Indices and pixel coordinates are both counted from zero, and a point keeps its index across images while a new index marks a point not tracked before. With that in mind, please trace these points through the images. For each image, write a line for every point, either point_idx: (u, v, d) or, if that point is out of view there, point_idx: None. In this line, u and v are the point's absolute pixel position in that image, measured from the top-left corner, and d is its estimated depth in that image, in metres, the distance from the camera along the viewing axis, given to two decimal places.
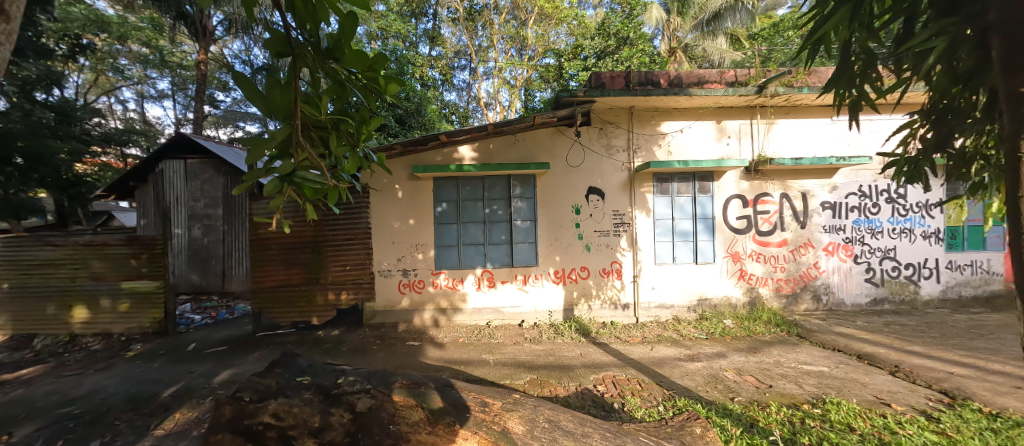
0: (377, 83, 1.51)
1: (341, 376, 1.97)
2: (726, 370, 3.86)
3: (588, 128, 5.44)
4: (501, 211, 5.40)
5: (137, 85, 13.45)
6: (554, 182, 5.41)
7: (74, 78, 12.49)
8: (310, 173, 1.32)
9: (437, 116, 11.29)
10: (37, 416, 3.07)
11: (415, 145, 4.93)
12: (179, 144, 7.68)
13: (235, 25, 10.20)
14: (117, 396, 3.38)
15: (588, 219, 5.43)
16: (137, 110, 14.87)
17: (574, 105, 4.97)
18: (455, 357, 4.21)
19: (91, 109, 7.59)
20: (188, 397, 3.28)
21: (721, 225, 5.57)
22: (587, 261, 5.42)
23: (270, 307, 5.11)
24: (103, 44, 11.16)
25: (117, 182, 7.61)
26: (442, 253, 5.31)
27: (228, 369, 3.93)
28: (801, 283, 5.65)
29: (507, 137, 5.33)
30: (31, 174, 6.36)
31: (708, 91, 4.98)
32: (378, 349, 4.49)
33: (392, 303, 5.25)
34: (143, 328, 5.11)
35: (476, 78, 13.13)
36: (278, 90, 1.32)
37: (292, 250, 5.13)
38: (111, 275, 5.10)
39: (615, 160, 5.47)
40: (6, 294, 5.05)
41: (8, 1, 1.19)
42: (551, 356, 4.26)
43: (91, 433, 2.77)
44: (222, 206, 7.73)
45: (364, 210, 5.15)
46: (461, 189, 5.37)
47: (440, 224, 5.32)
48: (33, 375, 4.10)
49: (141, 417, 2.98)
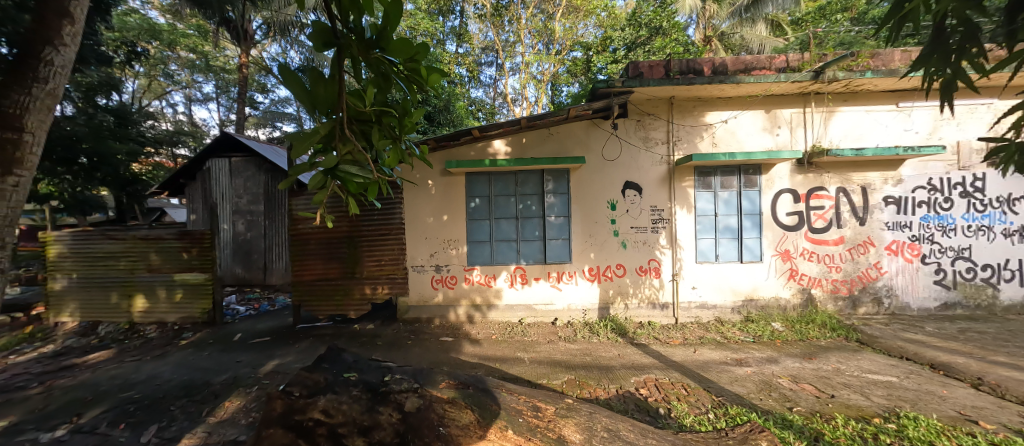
0: (418, 75, 1.45)
1: (388, 374, 1.97)
2: (779, 377, 3.59)
3: (624, 120, 5.21)
4: (535, 207, 5.29)
5: (185, 89, 14.32)
6: (589, 177, 5.23)
7: (131, 85, 13.46)
8: (353, 169, 1.35)
9: (465, 113, 11.33)
10: (102, 399, 3.26)
11: (448, 140, 4.91)
12: (223, 143, 8.03)
13: (274, 28, 10.62)
14: (173, 382, 3.56)
15: (625, 215, 5.22)
16: (185, 113, 15.84)
17: (611, 96, 4.79)
18: (490, 354, 4.15)
19: (146, 112, 8.07)
20: (237, 386, 3.39)
21: (770, 222, 5.21)
22: (622, 258, 5.23)
23: (309, 300, 5.26)
24: (156, 52, 11.94)
25: (169, 180, 8.10)
26: (475, 249, 5.27)
27: (272, 359, 4.05)
28: (860, 284, 5.21)
29: (541, 130, 5.20)
30: (94, 174, 6.95)
31: (758, 78, 4.63)
32: (413, 344, 4.50)
33: (425, 298, 5.27)
34: (194, 318, 5.39)
35: (502, 74, 13.03)
36: (321, 84, 1.29)
37: (329, 244, 5.23)
38: (166, 267, 5.40)
39: (653, 153, 5.23)
40: (76, 284, 5.46)
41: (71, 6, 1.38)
42: (588, 356, 4.13)
43: (150, 418, 2.91)
44: (263, 202, 8.07)
45: (398, 205, 5.19)
46: (493, 184, 5.29)
47: (473, 220, 5.27)
48: (99, 360, 4.39)
49: (194, 404, 3.11)
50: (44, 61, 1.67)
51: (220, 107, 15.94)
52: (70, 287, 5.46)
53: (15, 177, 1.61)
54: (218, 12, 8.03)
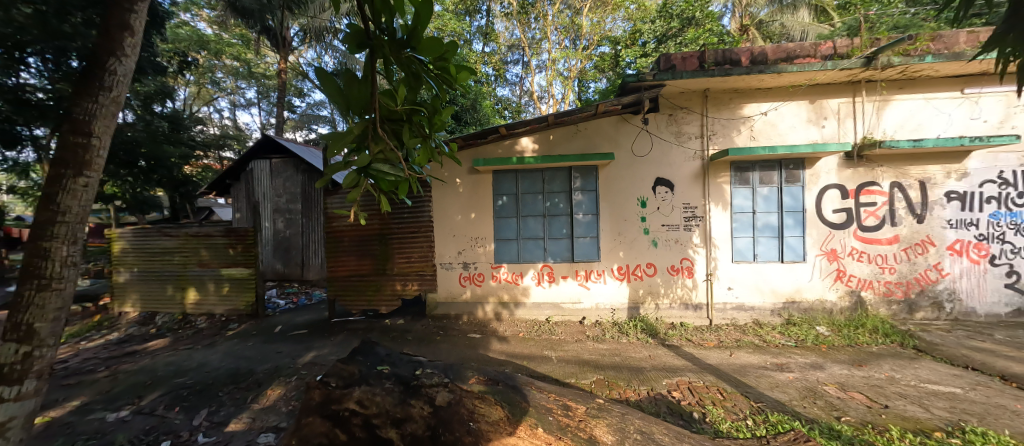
0: (447, 73, 1.48)
1: (419, 369, 2.01)
2: (825, 384, 3.37)
3: (655, 114, 5.05)
4: (562, 205, 5.24)
5: (230, 96, 15.26)
6: (618, 174, 5.12)
7: (183, 93, 14.51)
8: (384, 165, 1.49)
9: (491, 112, 11.42)
10: (160, 384, 3.54)
11: (475, 138, 4.95)
12: (265, 145, 8.48)
13: (310, 34, 11.11)
14: (221, 370, 3.80)
15: (656, 213, 5.07)
16: (231, 118, 16.90)
17: (641, 90, 4.65)
18: (518, 352, 4.15)
19: (196, 118, 8.67)
20: (278, 375, 3.58)
21: (814, 220, 4.89)
22: (653, 257, 5.07)
23: (343, 296, 5.47)
24: (204, 61, 12.80)
25: (217, 180, 8.66)
26: (502, 247, 5.29)
27: (309, 351, 4.25)
28: (917, 287, 4.80)
29: (569, 127, 5.13)
30: (152, 175, 7.54)
31: (802, 67, 4.35)
32: (442, 340, 4.58)
33: (453, 295, 5.34)
34: (239, 310, 5.74)
35: (529, 72, 12.98)
36: (354, 86, 1.43)
37: (362, 242, 5.42)
38: (214, 263, 5.77)
39: (686, 148, 5.03)
40: (137, 278, 5.96)
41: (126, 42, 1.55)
42: (616, 356, 4.04)
43: (202, 403, 3.12)
44: (300, 201, 8.47)
45: (427, 203, 5.28)
46: (520, 182, 5.28)
47: (500, 218, 5.29)
48: (157, 347, 4.77)
49: (239, 391, 3.30)
50: (109, 71, 1.82)
51: (261, 111, 16.88)
52: (132, 280, 5.97)
53: (84, 178, 1.77)
54: (259, 21, 8.47)
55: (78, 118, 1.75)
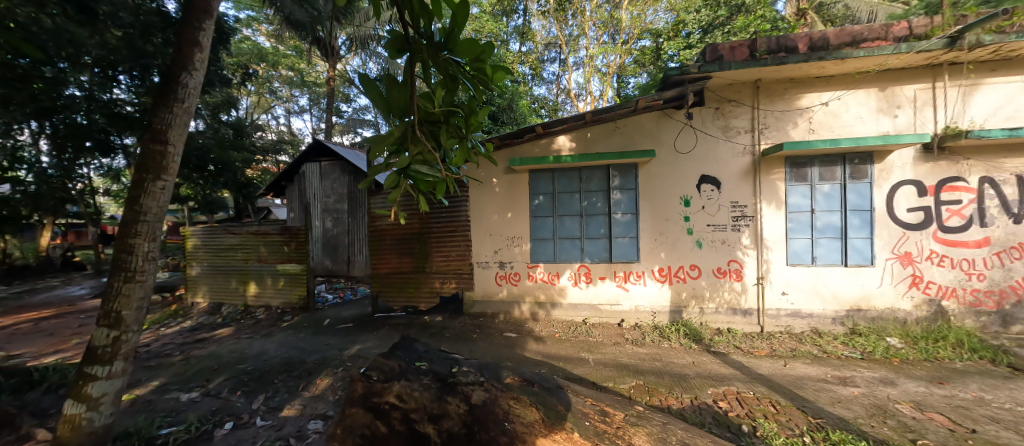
0: (483, 72, 1.60)
1: (455, 366, 2.04)
2: (897, 402, 3.01)
3: (700, 108, 4.77)
4: (599, 204, 5.11)
5: (285, 103, 16.47)
6: (659, 172, 4.90)
7: (245, 103, 15.87)
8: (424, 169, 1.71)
9: (527, 111, 11.44)
10: (225, 369, 3.89)
11: (512, 138, 4.97)
12: (315, 149, 9.05)
13: (356, 43, 11.72)
14: (276, 359, 4.11)
15: (700, 212, 4.80)
16: (286, 125, 18.23)
17: (685, 83, 4.42)
18: (553, 352, 4.10)
19: (256, 125, 9.47)
20: (326, 365, 3.81)
21: (886, 220, 4.39)
22: (697, 258, 4.81)
23: (385, 292, 5.72)
24: (263, 72, 13.92)
25: (273, 183, 9.38)
26: (538, 247, 5.26)
27: (354, 344, 4.48)
28: (1014, 297, 4.17)
29: (607, 124, 4.99)
30: (219, 178, 8.17)
31: (870, 51, 3.90)
32: (478, 338, 4.63)
33: (490, 293, 5.40)
34: (292, 303, 6.17)
35: (566, 69, 12.82)
36: (397, 92, 1.60)
37: (402, 240, 5.62)
38: (271, 259, 6.25)
39: (734, 144, 4.71)
40: (207, 271, 6.60)
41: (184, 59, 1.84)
42: (657, 362, 3.87)
43: (260, 388, 3.39)
44: (346, 201, 8.95)
45: (464, 203, 5.37)
46: (557, 181, 5.22)
47: (536, 217, 5.26)
48: (223, 335, 5.25)
49: (292, 379, 3.55)
50: (182, 84, 2.20)
51: (312, 118, 18.07)
52: (203, 273, 6.62)
53: (161, 179, 2.18)
54: (310, 33, 9.05)
55: (158, 129, 2.15)
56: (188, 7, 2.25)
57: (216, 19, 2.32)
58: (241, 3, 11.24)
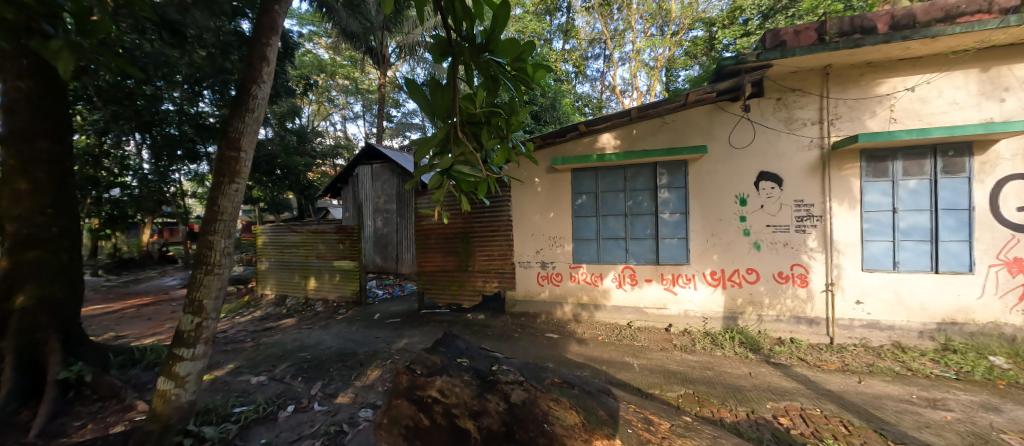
0: (523, 72, 1.86)
1: (495, 365, 2.07)
2: (1005, 431, 2.56)
3: (758, 99, 4.40)
4: (645, 203, 4.90)
5: (341, 111, 17.69)
6: (712, 169, 4.59)
7: (307, 111, 17.27)
8: (464, 169, 1.82)
9: (570, 109, 11.30)
10: (288, 356, 4.26)
11: (554, 137, 4.92)
12: (367, 153, 9.60)
13: (405, 50, 12.30)
14: (332, 349, 4.42)
15: (758, 211, 4.42)
16: (343, 130, 19.58)
17: (742, 73, 4.09)
18: (595, 355, 4.00)
19: (316, 132, 10.26)
20: (375, 357, 4.03)
21: (990, 221, 3.76)
22: (754, 262, 4.44)
23: (430, 289, 5.94)
24: (323, 83, 15.06)
25: (331, 185, 10.11)
26: (580, 247, 5.16)
27: (401, 338, 4.69)
28: None
29: (654, 120, 4.76)
30: (284, 181, 8.88)
31: (972, 27, 3.33)
32: (520, 337, 4.64)
33: (531, 293, 5.39)
34: (346, 297, 6.61)
35: (610, 66, 12.49)
36: (440, 94, 1.84)
37: (447, 239, 5.79)
38: (328, 255, 6.74)
39: (799, 137, 4.28)
40: (275, 266, 7.28)
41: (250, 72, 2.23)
42: (709, 371, 3.63)
43: (318, 375, 3.66)
44: (395, 202, 9.41)
45: (506, 202, 5.41)
46: (600, 180, 5.08)
47: (579, 217, 5.16)
48: (288, 325, 5.76)
49: (345, 368, 3.79)
50: (252, 96, 2.46)
51: (365, 123, 19.23)
52: (272, 268, 7.32)
53: (235, 183, 2.44)
54: (364, 43, 9.63)
55: (233, 137, 2.42)
56: (259, 25, 2.48)
57: (281, 34, 2.54)
58: (305, 19, 12.24)
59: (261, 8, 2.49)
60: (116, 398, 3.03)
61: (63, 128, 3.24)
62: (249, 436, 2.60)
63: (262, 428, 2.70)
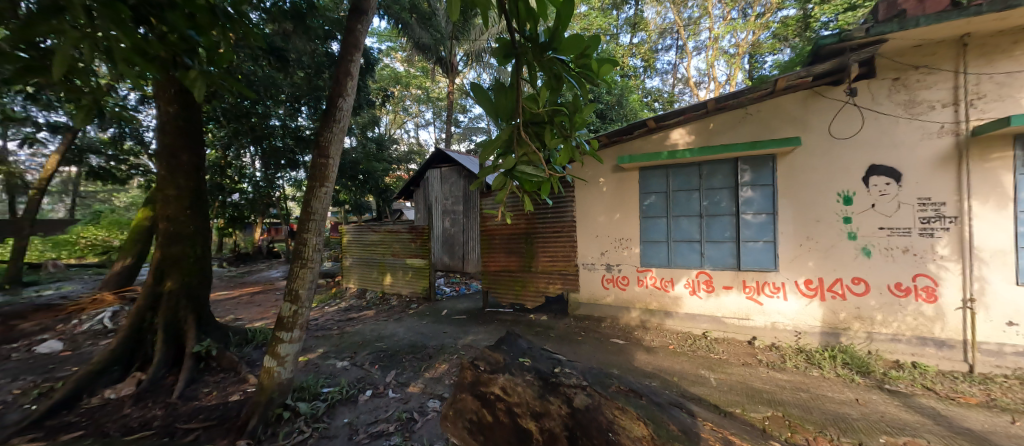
0: (588, 68, 1.82)
1: (557, 367, 2.03)
2: None
3: (869, 81, 3.77)
4: (724, 202, 4.47)
5: (414, 119, 19.00)
6: (805, 163, 4.03)
7: (385, 121, 18.87)
8: (527, 169, 1.87)
9: (638, 105, 10.81)
10: (368, 344, 4.66)
11: (620, 134, 4.73)
12: (437, 157, 10.17)
13: (472, 57, 12.82)
14: (404, 341, 4.74)
15: (868, 212, 3.75)
16: (416, 137, 21.08)
17: (846, 52, 3.52)
18: (665, 365, 3.73)
19: (393, 139, 11.16)
20: (443, 351, 4.23)
21: None
22: (862, 270, 3.78)
23: (495, 288, 6.07)
24: (399, 94, 16.33)
25: (405, 188, 10.90)
26: (648, 250, 4.87)
27: (466, 335, 4.86)
28: None
29: (734, 111, 4.32)
30: (366, 185, 9.81)
31: None
32: (583, 341, 4.52)
33: (596, 296, 5.22)
34: (417, 293, 7.06)
35: (683, 57, 11.68)
36: (503, 97, 1.90)
37: (510, 239, 5.87)
38: (402, 253, 7.26)
39: (925, 121, 3.54)
40: (358, 262, 8.06)
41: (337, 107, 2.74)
42: (804, 393, 3.16)
43: (392, 364, 3.95)
44: (462, 203, 9.83)
45: (570, 203, 5.33)
46: (671, 178, 4.75)
47: (648, 218, 4.87)
48: (367, 316, 6.32)
49: (416, 360, 4.04)
50: (339, 109, 2.75)
51: (434, 129, 20.43)
52: (355, 264, 8.11)
53: (324, 186, 2.75)
54: (435, 53, 10.23)
55: (323, 146, 2.74)
56: (345, 44, 2.77)
57: (362, 51, 2.81)
58: (384, 36, 13.40)
59: (346, 29, 2.78)
60: (234, 370, 3.58)
61: (200, 144, 3.95)
62: (335, 414, 2.89)
63: (345, 408, 2.99)
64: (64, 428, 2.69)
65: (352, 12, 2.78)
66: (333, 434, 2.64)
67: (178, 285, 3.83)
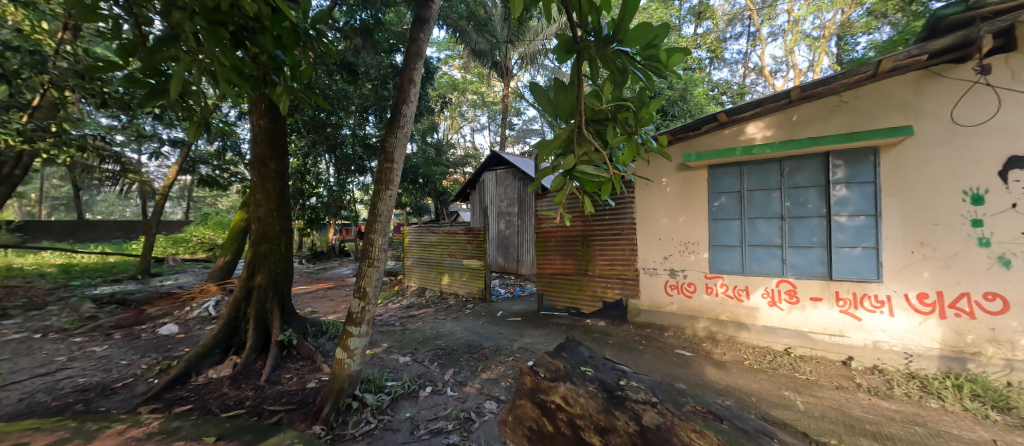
0: (656, 59, 1.69)
1: (623, 379, 1.91)
2: None
3: (1009, 54, 3.09)
4: (811, 203, 3.96)
5: (470, 123, 19.63)
6: (918, 156, 3.42)
7: (443, 127, 19.73)
8: (586, 168, 1.80)
9: (704, 99, 10.09)
10: (428, 342, 4.85)
11: (686, 130, 4.42)
12: (492, 160, 10.36)
13: (526, 60, 12.90)
14: (462, 340, 4.85)
15: (1007, 213, 3.08)
16: (471, 141, 21.72)
17: (975, 21, 2.93)
18: (739, 383, 3.38)
19: (450, 144, 11.59)
20: (499, 353, 4.25)
21: None
22: (999, 285, 3.10)
23: (550, 291, 5.99)
24: (456, 100, 16.97)
25: (462, 190, 11.25)
26: (717, 255, 4.48)
27: (521, 337, 4.85)
28: None
29: (823, 100, 3.82)
30: (425, 188, 10.29)
31: None
32: (644, 350, 4.27)
33: (658, 304, 4.92)
34: (473, 293, 7.22)
35: (756, 44, 10.70)
36: (563, 96, 1.84)
37: (566, 242, 5.75)
38: (459, 254, 7.47)
39: None
40: (418, 262, 8.46)
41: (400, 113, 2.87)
42: (920, 427, 2.65)
43: (450, 362, 4.05)
44: (517, 205, 9.90)
45: (629, 205, 5.10)
46: (746, 177, 4.33)
47: (718, 220, 4.49)
48: (427, 314, 6.59)
49: (473, 360, 4.10)
50: (403, 115, 2.88)
51: (489, 133, 20.91)
52: (415, 263, 8.53)
53: (388, 189, 2.89)
54: (490, 59, 10.45)
55: (389, 151, 2.89)
56: (408, 54, 2.90)
57: (424, 58, 2.92)
58: (443, 45, 14.01)
59: (409, 38, 2.91)
60: (311, 359, 3.91)
61: (286, 153, 4.40)
62: (398, 407, 3.02)
63: (407, 402, 3.11)
64: (177, 401, 3.13)
65: (415, 22, 2.90)
66: (396, 427, 2.75)
67: (266, 280, 4.28)
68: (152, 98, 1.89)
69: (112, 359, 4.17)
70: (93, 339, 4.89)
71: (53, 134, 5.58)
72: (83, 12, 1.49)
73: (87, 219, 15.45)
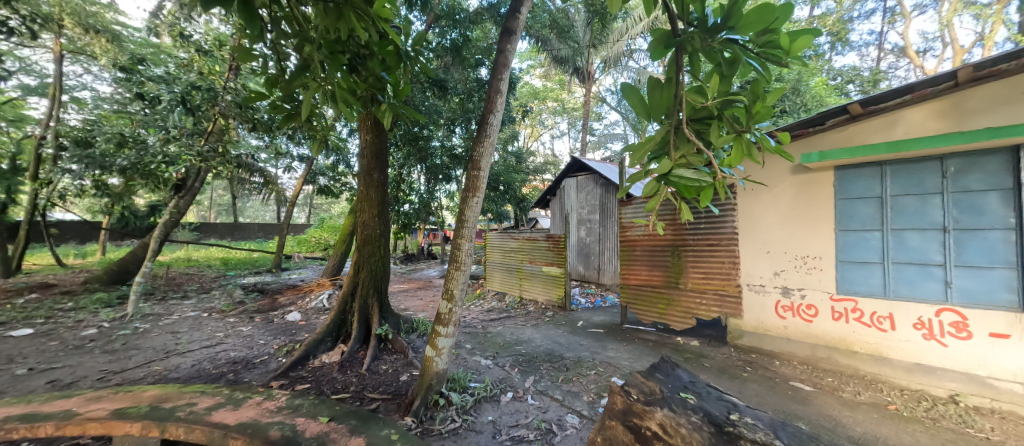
0: (773, 46, 1.45)
1: (733, 414, 1.67)
2: None
3: None
4: (990, 211, 3.12)
5: (550, 130, 19.80)
6: None
7: (524, 135, 20.25)
8: (685, 171, 1.63)
9: (823, 91, 8.70)
10: (509, 347, 4.92)
11: (806, 127, 3.86)
12: (573, 166, 10.24)
13: (609, 63, 12.54)
14: (542, 348, 4.82)
15: None
16: (551, 148, 21.89)
17: None
18: (881, 432, 2.74)
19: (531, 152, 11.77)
20: (581, 365, 4.12)
21: None
22: None
23: (634, 304, 5.63)
24: (537, 108, 17.26)
25: (542, 197, 11.34)
26: (849, 273, 3.78)
27: (603, 351, 4.64)
28: None
29: (1010, 80, 2.97)
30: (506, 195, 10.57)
31: None
32: (748, 378, 3.74)
33: (766, 326, 4.31)
34: (553, 301, 7.16)
35: (895, 21, 8.95)
36: (657, 93, 1.69)
37: (654, 251, 5.35)
38: (538, 260, 7.48)
39: None
40: (498, 267, 8.71)
41: (490, 125, 2.98)
42: None
43: (532, 370, 4.04)
44: (598, 212, 9.61)
45: (729, 213, 4.58)
46: (890, 179, 3.61)
47: (850, 231, 3.79)
48: (508, 319, 6.72)
49: (554, 369, 4.03)
50: (490, 125, 2.98)
51: (569, 140, 20.90)
52: (496, 268, 8.80)
53: (475, 196, 3.01)
54: (571, 64, 10.35)
55: (477, 161, 3.01)
56: (495, 65, 2.99)
57: (511, 69, 2.98)
58: (524, 56, 14.44)
59: (498, 50, 3.00)
60: (404, 354, 4.24)
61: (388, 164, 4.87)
62: (480, 410, 3.09)
63: (489, 406, 3.17)
64: (299, 380, 3.66)
65: (503, 35, 2.99)
66: (479, 429, 2.81)
67: (368, 279, 4.75)
68: (288, 121, 2.24)
69: (254, 338, 5.04)
70: (242, 320, 6.00)
71: (220, 153, 6.81)
72: (242, 53, 1.80)
73: (240, 222, 19.21)
